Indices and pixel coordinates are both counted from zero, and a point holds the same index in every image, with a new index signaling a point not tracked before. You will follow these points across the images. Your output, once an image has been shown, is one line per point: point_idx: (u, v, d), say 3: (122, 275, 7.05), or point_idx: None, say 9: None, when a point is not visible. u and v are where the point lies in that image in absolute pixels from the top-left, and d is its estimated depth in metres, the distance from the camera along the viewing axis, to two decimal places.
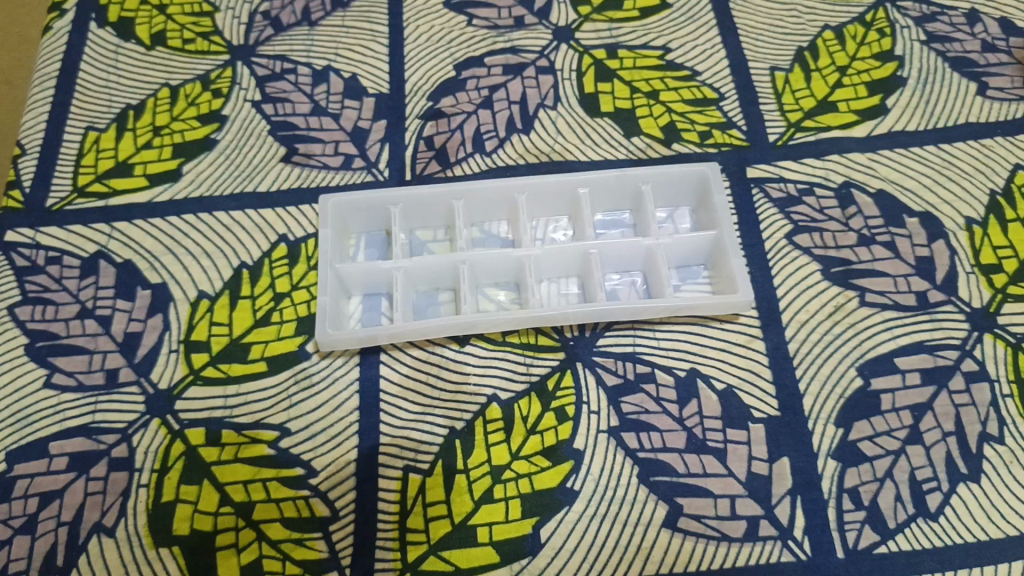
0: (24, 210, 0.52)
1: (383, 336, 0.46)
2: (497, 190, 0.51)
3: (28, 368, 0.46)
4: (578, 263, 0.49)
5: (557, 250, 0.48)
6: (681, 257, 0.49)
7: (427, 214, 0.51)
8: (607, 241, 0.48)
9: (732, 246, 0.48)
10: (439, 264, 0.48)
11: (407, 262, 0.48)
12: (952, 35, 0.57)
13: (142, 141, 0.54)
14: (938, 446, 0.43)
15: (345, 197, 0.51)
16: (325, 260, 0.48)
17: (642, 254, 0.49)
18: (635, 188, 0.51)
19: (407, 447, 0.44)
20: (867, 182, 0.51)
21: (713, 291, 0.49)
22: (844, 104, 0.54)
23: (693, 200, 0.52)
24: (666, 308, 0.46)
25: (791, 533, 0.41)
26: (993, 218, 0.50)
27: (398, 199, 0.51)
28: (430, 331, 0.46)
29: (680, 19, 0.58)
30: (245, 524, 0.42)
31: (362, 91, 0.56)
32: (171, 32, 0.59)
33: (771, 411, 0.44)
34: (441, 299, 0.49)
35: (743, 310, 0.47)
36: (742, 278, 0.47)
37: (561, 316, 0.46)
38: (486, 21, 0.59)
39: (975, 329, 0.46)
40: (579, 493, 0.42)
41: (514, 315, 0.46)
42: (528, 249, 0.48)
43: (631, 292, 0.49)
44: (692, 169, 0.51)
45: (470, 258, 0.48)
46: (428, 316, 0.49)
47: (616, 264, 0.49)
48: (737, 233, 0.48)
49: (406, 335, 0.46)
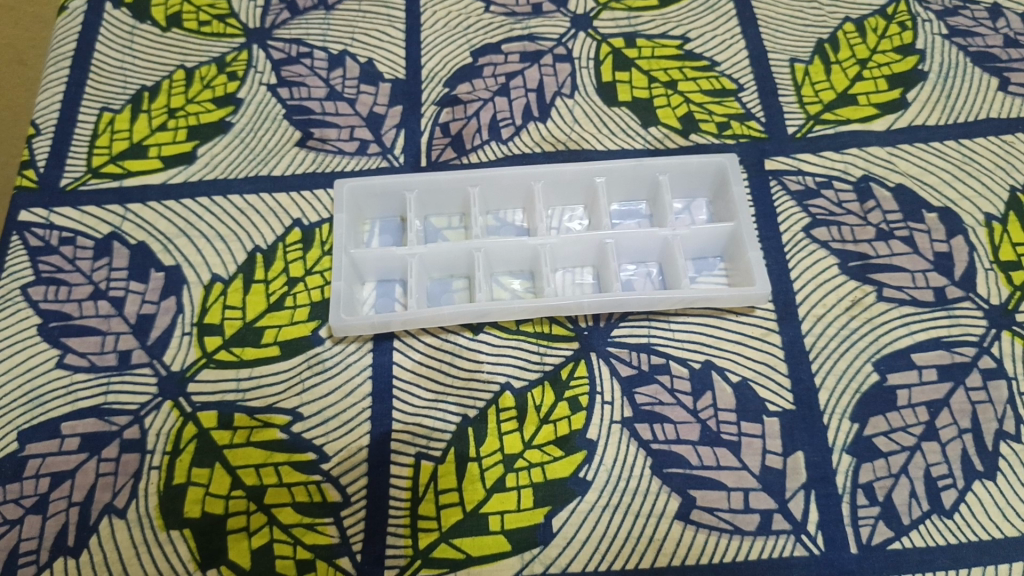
0: (38, 189, 0.51)
1: (397, 323, 0.46)
2: (515, 178, 0.51)
3: (41, 348, 0.46)
4: (594, 253, 0.49)
5: (573, 240, 0.48)
6: (696, 249, 0.49)
7: (442, 201, 0.51)
8: (623, 231, 0.48)
9: (749, 238, 0.48)
10: (454, 251, 0.48)
11: (422, 248, 0.48)
12: (974, 29, 0.56)
13: (156, 123, 0.54)
14: (954, 443, 0.43)
15: (360, 182, 0.51)
16: (339, 245, 0.48)
17: (659, 245, 0.48)
18: (653, 178, 0.51)
19: (419, 434, 0.43)
20: (886, 176, 0.51)
21: (730, 284, 0.48)
22: (864, 97, 0.54)
23: (709, 192, 0.52)
24: (681, 299, 0.46)
25: (805, 527, 0.41)
26: (1012, 215, 0.49)
27: (414, 184, 0.50)
28: (444, 318, 0.46)
29: (700, 10, 0.58)
30: (257, 508, 0.42)
31: (378, 76, 0.56)
32: (186, 14, 0.59)
33: (786, 405, 0.44)
34: (455, 286, 0.49)
35: (759, 303, 0.47)
36: (760, 270, 0.47)
37: (575, 305, 0.46)
38: (503, 8, 0.58)
39: (993, 326, 0.46)
40: (592, 483, 0.42)
41: (529, 303, 0.46)
42: (544, 238, 0.48)
43: (646, 283, 0.49)
44: (710, 160, 0.51)
45: (485, 246, 0.48)
46: (442, 304, 0.48)
47: (631, 255, 0.49)
48: (755, 224, 0.48)
49: (420, 322, 0.46)
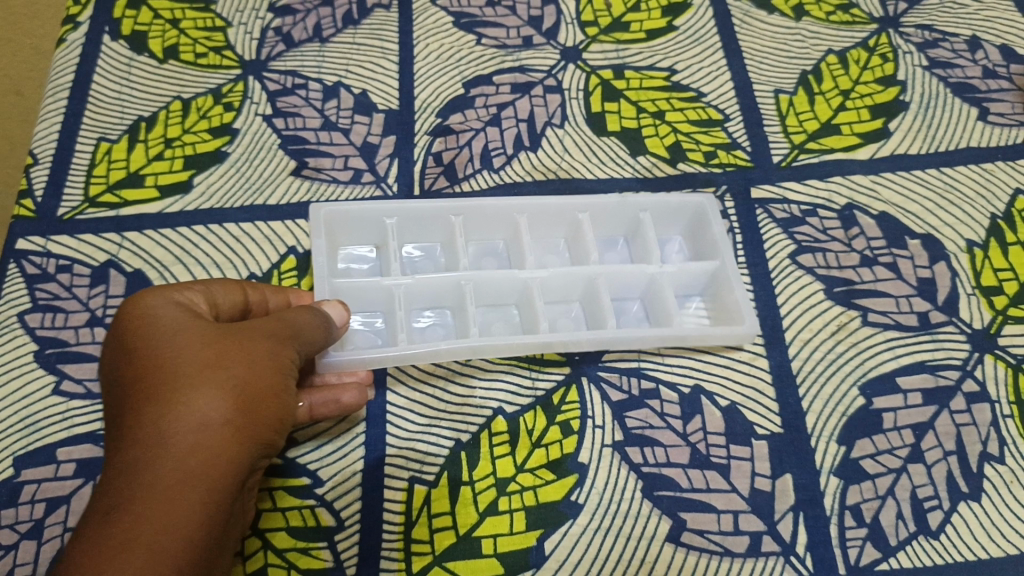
0: (35, 218, 0.52)
1: (391, 358, 0.45)
2: (500, 209, 0.51)
3: (37, 374, 0.47)
4: (581, 286, 0.49)
5: (564, 273, 0.49)
6: (681, 285, 0.50)
7: (422, 228, 0.51)
8: (609, 266, 0.49)
9: (735, 280, 0.48)
10: (442, 283, 0.48)
11: (408, 281, 0.48)
12: (954, 61, 0.58)
13: (153, 153, 0.55)
14: (940, 464, 0.43)
15: (338, 208, 0.50)
16: (323, 275, 0.47)
17: (644, 281, 0.49)
18: (635, 215, 0.52)
19: (412, 458, 0.44)
20: (870, 204, 0.52)
21: (713, 323, 0.49)
22: (848, 126, 0.55)
23: (689, 230, 0.53)
24: (677, 337, 0.46)
25: (794, 549, 0.41)
26: (993, 241, 0.50)
27: (395, 211, 0.50)
28: (440, 355, 0.45)
29: (687, 42, 0.59)
30: (251, 533, 0.42)
31: (372, 107, 0.57)
32: (183, 46, 0.60)
33: (774, 428, 0.45)
34: (440, 317, 0.50)
35: (746, 341, 0.47)
36: (748, 312, 0.47)
37: (575, 340, 0.46)
38: (495, 40, 0.60)
39: (977, 350, 0.47)
40: (583, 506, 0.43)
41: (528, 339, 0.45)
42: (534, 272, 0.48)
43: (631, 317, 0.50)
44: (690, 199, 0.52)
45: (474, 278, 0.48)
46: (427, 336, 0.49)
47: (617, 290, 0.50)
48: (739, 265, 0.49)
49: (415, 359, 0.45)
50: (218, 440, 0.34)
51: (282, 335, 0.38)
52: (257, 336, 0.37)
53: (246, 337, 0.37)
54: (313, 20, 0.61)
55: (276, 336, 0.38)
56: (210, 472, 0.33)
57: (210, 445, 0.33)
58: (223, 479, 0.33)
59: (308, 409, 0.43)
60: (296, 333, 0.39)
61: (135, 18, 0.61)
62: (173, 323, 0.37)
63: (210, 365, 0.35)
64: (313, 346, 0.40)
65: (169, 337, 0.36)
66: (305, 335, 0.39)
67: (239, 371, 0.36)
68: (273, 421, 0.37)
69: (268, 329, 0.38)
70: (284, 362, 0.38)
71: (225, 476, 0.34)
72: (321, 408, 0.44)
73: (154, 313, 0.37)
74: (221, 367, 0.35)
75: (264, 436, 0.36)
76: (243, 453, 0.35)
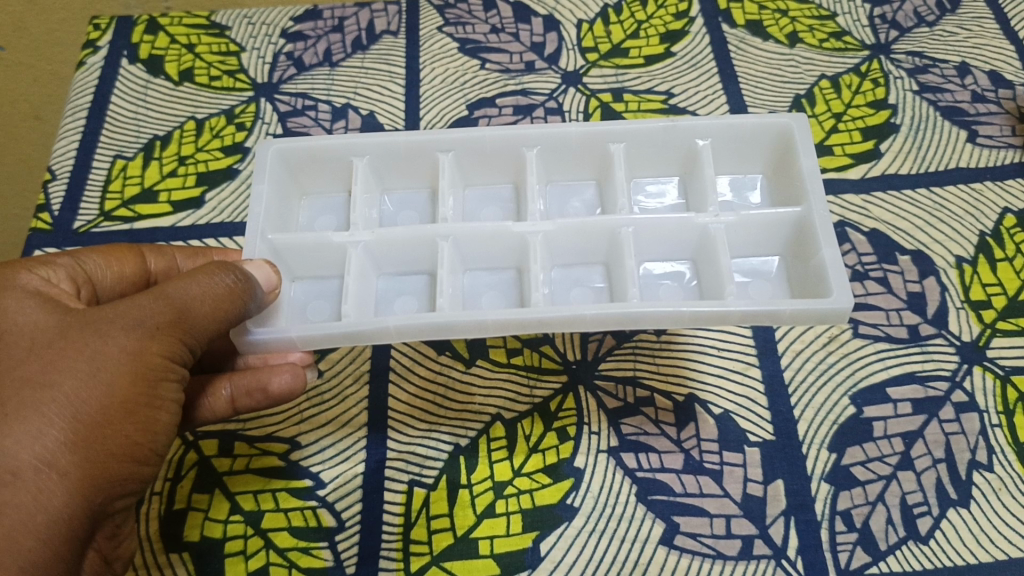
0: (52, 231, 0.54)
1: (333, 334, 0.39)
2: (503, 141, 0.47)
3: None
4: (604, 241, 0.45)
5: (585, 226, 0.45)
6: (746, 243, 0.46)
7: (397, 169, 0.48)
8: (645, 219, 0.44)
9: (823, 235, 0.41)
10: (416, 237, 0.45)
11: (368, 236, 0.45)
12: (943, 86, 0.60)
13: (167, 170, 0.57)
14: (930, 472, 0.44)
15: (290, 144, 0.46)
16: (255, 229, 0.43)
17: (697, 233, 0.45)
18: (690, 141, 0.47)
19: (413, 462, 0.45)
20: (861, 221, 0.53)
21: (787, 294, 0.45)
22: (840, 147, 0.57)
23: (777, 157, 0.47)
24: (736, 314, 0.39)
25: (785, 552, 0.42)
26: (982, 257, 0.52)
27: (364, 150, 0.47)
28: (396, 334, 0.39)
29: (684, 67, 0.61)
30: (254, 533, 0.43)
31: (379, 127, 0.59)
32: (198, 69, 0.62)
33: (766, 435, 0.46)
34: (416, 287, 0.47)
35: (838, 321, 0.39)
36: (839, 280, 0.39)
37: (574, 319, 0.39)
38: (498, 65, 0.62)
39: (965, 361, 0.48)
40: (578, 509, 0.44)
41: (510, 315, 0.39)
42: (534, 226, 0.44)
43: (678, 282, 0.46)
44: (767, 124, 0.46)
45: (453, 234, 0.44)
46: (392, 306, 0.46)
47: (666, 247, 0.46)
48: (828, 211, 0.42)
49: (364, 337, 0.39)
50: (44, 482, 0.33)
51: (152, 325, 0.36)
52: (108, 334, 0.35)
53: (94, 337, 0.35)
54: (323, 45, 0.63)
55: (138, 329, 0.36)
56: (32, 525, 0.33)
57: (33, 488, 0.33)
58: (49, 527, 0.33)
59: (228, 399, 0.44)
60: (176, 316, 0.37)
61: (153, 42, 0.64)
62: (18, 327, 0.36)
63: (35, 386, 0.34)
64: (209, 321, 0.37)
65: (9, 347, 0.35)
66: (198, 313, 0.37)
67: (75, 388, 0.34)
68: (127, 439, 0.35)
69: (127, 321, 0.36)
70: (149, 360, 0.36)
71: (53, 523, 0.33)
72: (243, 399, 0.44)
73: (8, 308, 0.37)
74: (53, 385, 0.34)
75: (113, 460, 0.35)
76: (80, 489, 0.34)
